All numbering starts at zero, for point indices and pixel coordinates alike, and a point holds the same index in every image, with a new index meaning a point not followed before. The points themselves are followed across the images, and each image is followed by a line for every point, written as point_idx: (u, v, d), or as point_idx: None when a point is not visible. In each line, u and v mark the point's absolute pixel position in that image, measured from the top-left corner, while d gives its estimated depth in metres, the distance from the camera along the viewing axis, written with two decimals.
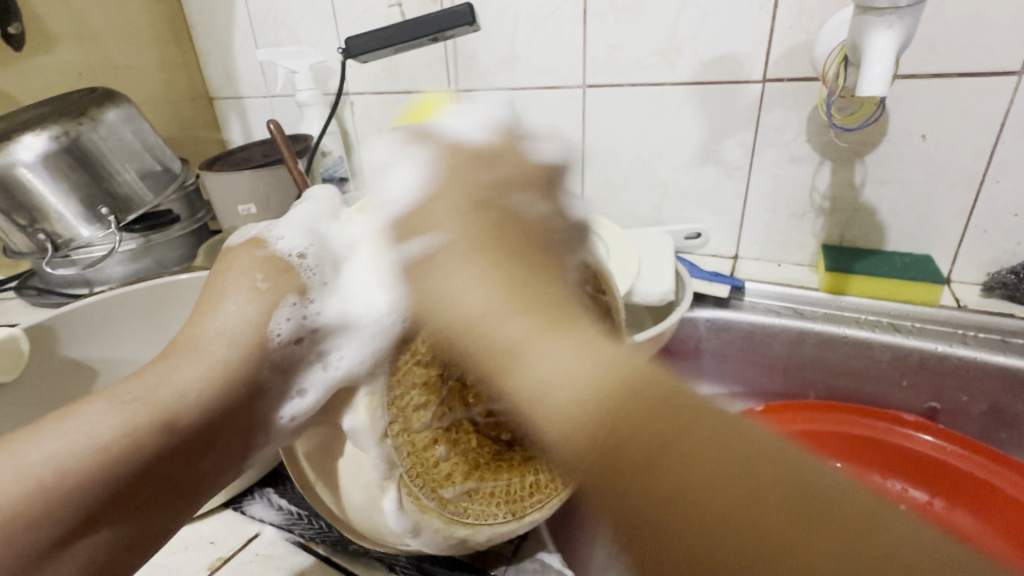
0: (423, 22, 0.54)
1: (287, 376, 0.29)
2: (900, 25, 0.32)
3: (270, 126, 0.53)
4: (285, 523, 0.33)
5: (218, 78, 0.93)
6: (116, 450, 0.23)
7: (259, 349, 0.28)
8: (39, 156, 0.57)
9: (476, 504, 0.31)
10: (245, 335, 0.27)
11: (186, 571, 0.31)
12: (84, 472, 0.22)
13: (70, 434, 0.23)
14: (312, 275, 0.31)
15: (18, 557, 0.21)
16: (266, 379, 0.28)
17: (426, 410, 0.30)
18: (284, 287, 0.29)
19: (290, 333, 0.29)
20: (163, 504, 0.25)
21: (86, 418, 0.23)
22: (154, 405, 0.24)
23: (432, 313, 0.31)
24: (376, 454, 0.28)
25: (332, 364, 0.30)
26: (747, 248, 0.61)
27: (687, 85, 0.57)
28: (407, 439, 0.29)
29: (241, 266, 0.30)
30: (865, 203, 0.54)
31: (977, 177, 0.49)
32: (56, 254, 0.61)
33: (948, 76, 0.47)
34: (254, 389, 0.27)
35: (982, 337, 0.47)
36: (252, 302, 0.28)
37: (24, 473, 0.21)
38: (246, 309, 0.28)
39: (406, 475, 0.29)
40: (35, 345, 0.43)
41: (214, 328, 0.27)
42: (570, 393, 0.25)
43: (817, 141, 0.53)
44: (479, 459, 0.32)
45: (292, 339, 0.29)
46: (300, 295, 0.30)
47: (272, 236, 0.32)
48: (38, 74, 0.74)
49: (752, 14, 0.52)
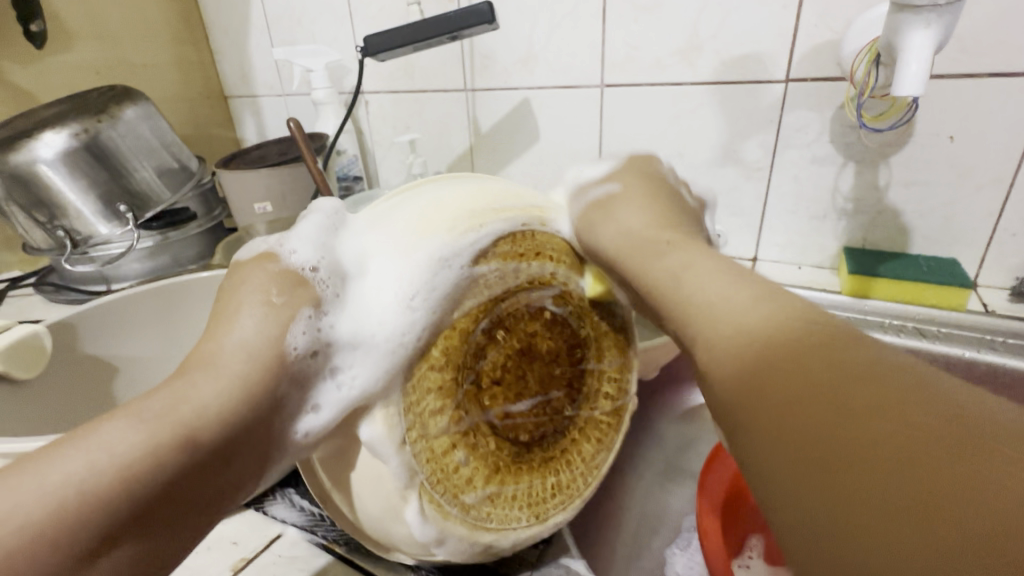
0: (442, 21, 0.54)
1: (305, 391, 0.28)
2: (939, 22, 0.31)
3: (289, 124, 0.53)
4: (307, 524, 0.33)
5: (233, 77, 0.93)
6: (137, 470, 0.21)
7: (278, 364, 0.26)
8: (59, 154, 0.57)
9: (498, 508, 0.31)
10: (263, 349, 0.26)
11: (209, 571, 0.30)
12: (104, 495, 0.21)
13: (85, 457, 0.21)
14: (326, 286, 0.29)
15: None
16: (285, 394, 0.27)
17: (442, 415, 0.29)
18: (299, 299, 0.28)
19: (306, 347, 0.27)
20: (183, 526, 0.23)
21: (103, 435, 0.22)
22: (175, 421, 0.23)
23: (448, 315, 0.29)
24: (396, 463, 0.28)
25: (345, 383, 0.28)
26: (767, 250, 0.61)
27: (707, 84, 0.56)
28: (425, 446, 0.29)
29: (256, 280, 0.28)
30: (889, 205, 0.53)
31: (1006, 180, 0.48)
32: (75, 251, 0.62)
33: (978, 76, 0.46)
34: (274, 406, 0.26)
35: (1011, 343, 0.46)
36: (268, 316, 0.27)
37: (42, 495, 0.20)
38: (265, 323, 0.27)
39: (426, 482, 0.29)
40: (56, 342, 0.43)
41: (233, 340, 0.26)
42: (738, 332, 0.22)
43: (841, 142, 0.53)
44: (499, 462, 0.31)
45: (309, 355, 0.27)
46: (314, 307, 0.28)
47: (284, 249, 0.30)
48: (57, 72, 0.75)
49: (775, 12, 0.51)
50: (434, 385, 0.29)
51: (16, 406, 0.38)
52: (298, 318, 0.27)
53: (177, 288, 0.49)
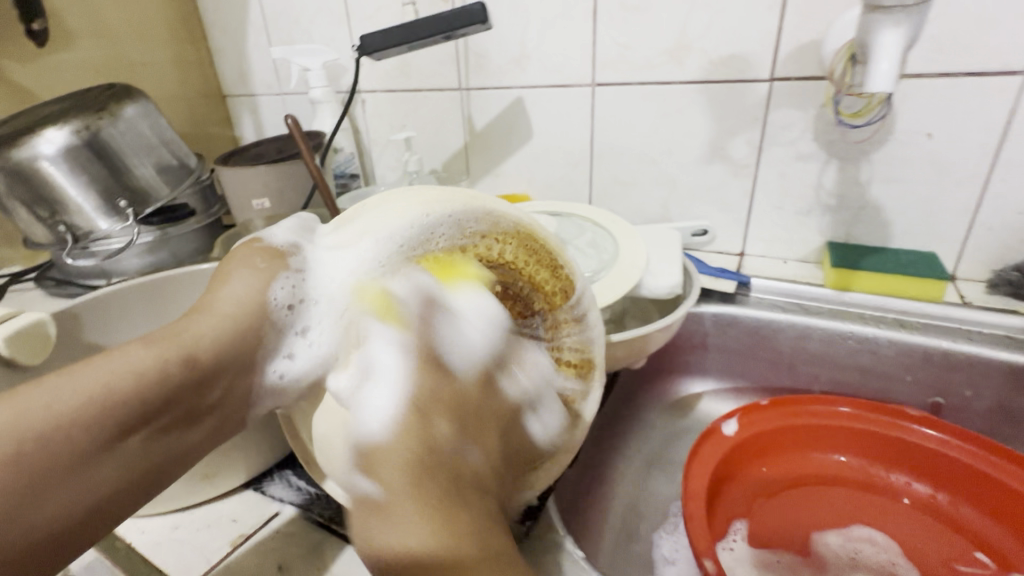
0: (436, 20, 0.55)
1: (280, 337, 0.29)
2: (908, 22, 0.33)
3: (287, 121, 0.54)
4: (303, 503, 0.34)
5: (231, 76, 0.94)
6: (147, 380, 0.23)
7: (263, 310, 0.28)
8: (60, 150, 0.58)
9: (470, 464, 0.32)
10: (252, 299, 0.27)
11: (209, 547, 0.32)
12: (115, 400, 0.22)
13: (98, 375, 0.23)
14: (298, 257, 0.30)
15: (43, 468, 0.21)
16: (264, 334, 0.28)
17: (409, 375, 0.31)
18: (277, 265, 0.29)
19: (285, 300, 0.28)
20: (180, 444, 0.25)
21: (115, 354, 0.23)
22: (177, 344, 0.25)
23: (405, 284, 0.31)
24: (366, 415, 0.29)
25: (301, 350, 0.29)
26: (753, 245, 0.62)
27: (695, 83, 0.58)
28: (394, 399, 0.30)
29: (241, 254, 0.29)
30: (871, 201, 0.55)
31: (983, 175, 0.50)
32: (75, 246, 0.63)
33: (954, 76, 0.47)
34: (256, 347, 0.27)
35: (986, 333, 0.48)
36: (256, 274, 0.28)
37: (57, 399, 0.21)
38: (253, 282, 0.28)
39: (393, 432, 0.30)
40: (60, 330, 0.44)
41: (226, 292, 0.27)
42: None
43: (824, 139, 0.54)
44: (467, 421, 0.32)
45: (287, 307, 0.28)
46: (292, 270, 0.29)
47: (265, 233, 0.32)
48: (57, 70, 0.76)
49: (760, 13, 0.53)
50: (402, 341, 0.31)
51: (20, 391, 0.39)
52: (277, 279, 0.28)
53: (177, 280, 0.50)
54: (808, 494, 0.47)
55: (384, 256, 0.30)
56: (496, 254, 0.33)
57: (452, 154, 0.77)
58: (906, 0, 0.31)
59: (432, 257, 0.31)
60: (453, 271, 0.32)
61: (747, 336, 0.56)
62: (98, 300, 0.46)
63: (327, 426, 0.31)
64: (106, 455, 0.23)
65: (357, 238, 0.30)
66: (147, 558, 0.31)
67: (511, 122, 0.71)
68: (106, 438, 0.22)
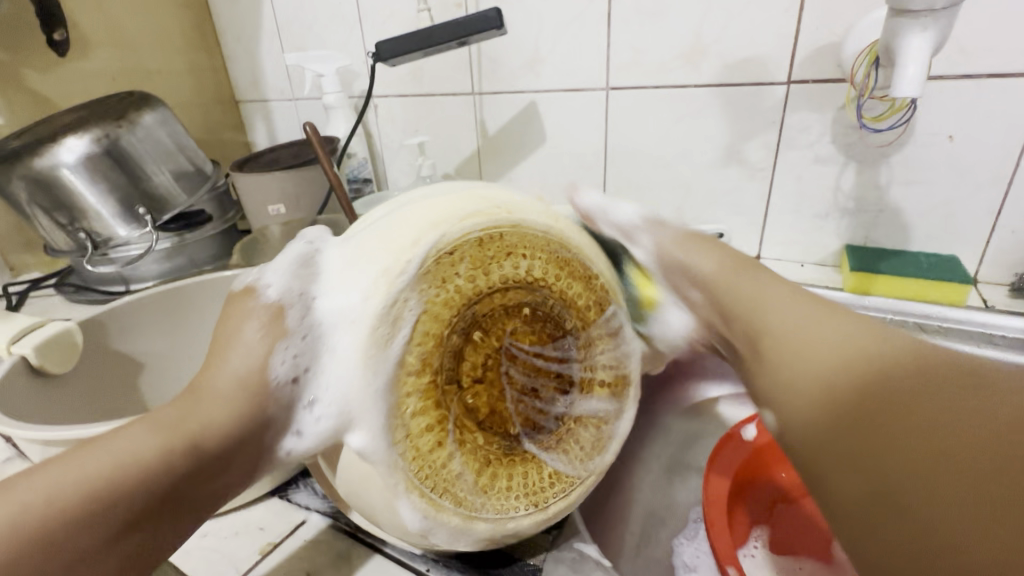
0: (451, 26, 0.55)
1: (289, 414, 0.29)
2: (935, 26, 0.32)
3: (305, 128, 0.54)
4: (329, 511, 0.34)
5: (244, 82, 0.95)
6: (151, 471, 0.26)
7: (264, 387, 0.29)
8: (80, 158, 0.59)
9: (492, 499, 0.30)
10: (253, 375, 0.29)
11: (238, 555, 0.32)
12: (124, 486, 0.26)
13: (109, 461, 0.26)
14: (297, 308, 0.30)
15: (71, 547, 0.25)
16: (272, 416, 0.29)
17: (424, 417, 0.28)
18: (276, 332, 0.29)
19: (286, 373, 0.29)
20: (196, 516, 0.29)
21: (126, 440, 0.27)
22: (183, 433, 0.28)
23: (418, 319, 0.28)
24: (383, 463, 0.28)
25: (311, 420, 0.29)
26: (770, 248, 0.62)
27: (710, 87, 0.58)
28: (409, 444, 0.28)
29: (242, 315, 0.31)
30: (890, 203, 0.54)
31: (1005, 177, 0.49)
32: (95, 252, 0.64)
33: (976, 78, 0.47)
34: (261, 426, 0.29)
35: (1010, 337, 0.47)
36: (260, 343, 0.29)
37: (68, 487, 0.25)
38: (254, 357, 0.29)
39: (413, 476, 0.28)
40: (88, 338, 0.45)
41: (227, 371, 0.29)
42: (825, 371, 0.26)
43: (842, 142, 0.54)
44: (489, 456, 0.30)
45: (291, 378, 0.29)
46: (287, 338, 0.29)
47: (260, 283, 0.31)
48: (75, 78, 0.77)
49: (777, 16, 0.52)
50: (415, 387, 0.28)
51: (51, 399, 0.40)
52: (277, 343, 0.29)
53: (197, 287, 0.50)
54: None
55: (392, 282, 0.27)
56: (524, 271, 0.30)
57: (465, 158, 0.77)
58: (934, 5, 0.31)
59: (447, 282, 0.28)
60: (471, 298, 0.29)
61: None
62: (122, 308, 0.47)
63: (347, 469, 0.29)
64: (124, 538, 0.26)
65: (358, 275, 0.28)
66: (177, 566, 0.31)
67: (524, 126, 0.71)
68: (121, 520, 0.26)
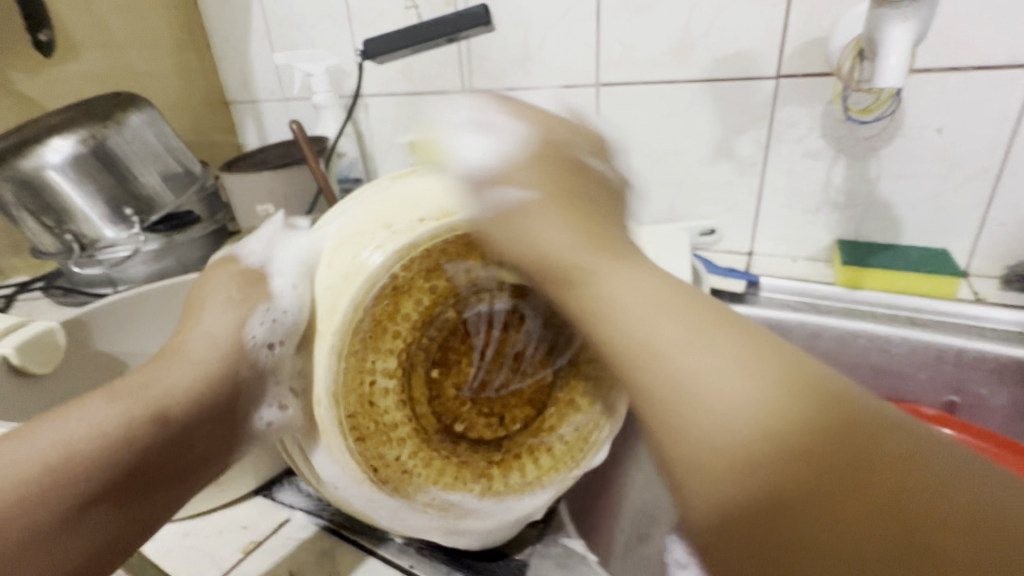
0: (439, 24, 0.55)
1: (260, 394, 0.32)
2: (916, 17, 0.32)
3: (291, 126, 0.54)
4: (314, 508, 0.34)
5: (235, 83, 0.94)
6: (113, 434, 0.28)
7: (237, 351, 0.32)
8: (66, 159, 0.58)
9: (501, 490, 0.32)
10: (224, 341, 0.32)
11: (220, 553, 0.31)
12: (88, 453, 0.27)
13: (74, 426, 0.27)
14: (273, 284, 0.32)
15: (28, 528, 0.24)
16: (244, 379, 0.32)
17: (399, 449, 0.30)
18: (254, 295, 0.33)
19: (263, 336, 0.32)
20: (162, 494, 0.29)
21: (86, 411, 0.28)
22: (147, 400, 0.29)
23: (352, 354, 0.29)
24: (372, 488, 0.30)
25: (273, 409, 0.32)
26: (761, 244, 0.62)
27: (699, 82, 0.58)
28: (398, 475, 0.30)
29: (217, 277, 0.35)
30: (880, 197, 0.54)
31: (994, 170, 0.49)
32: (82, 254, 0.63)
33: (964, 70, 0.47)
34: (233, 394, 0.32)
35: (998, 330, 0.47)
36: (230, 314, 0.33)
37: (35, 456, 0.26)
38: (231, 334, 0.32)
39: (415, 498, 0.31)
40: (69, 338, 0.44)
41: (197, 339, 0.32)
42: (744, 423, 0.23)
43: (831, 136, 0.54)
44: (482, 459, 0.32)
45: (265, 345, 0.32)
46: (267, 301, 0.32)
47: (243, 253, 0.36)
48: (62, 80, 0.76)
49: (765, 11, 0.52)
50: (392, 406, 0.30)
51: (30, 400, 0.39)
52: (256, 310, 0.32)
53: (182, 286, 0.50)
54: None
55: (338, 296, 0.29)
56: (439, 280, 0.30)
57: None
58: None
59: (380, 307, 0.29)
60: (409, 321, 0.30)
61: None
62: (104, 308, 0.47)
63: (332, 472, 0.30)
64: (81, 521, 0.26)
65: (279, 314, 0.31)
66: (158, 566, 0.31)
67: None
68: (79, 495, 0.26)
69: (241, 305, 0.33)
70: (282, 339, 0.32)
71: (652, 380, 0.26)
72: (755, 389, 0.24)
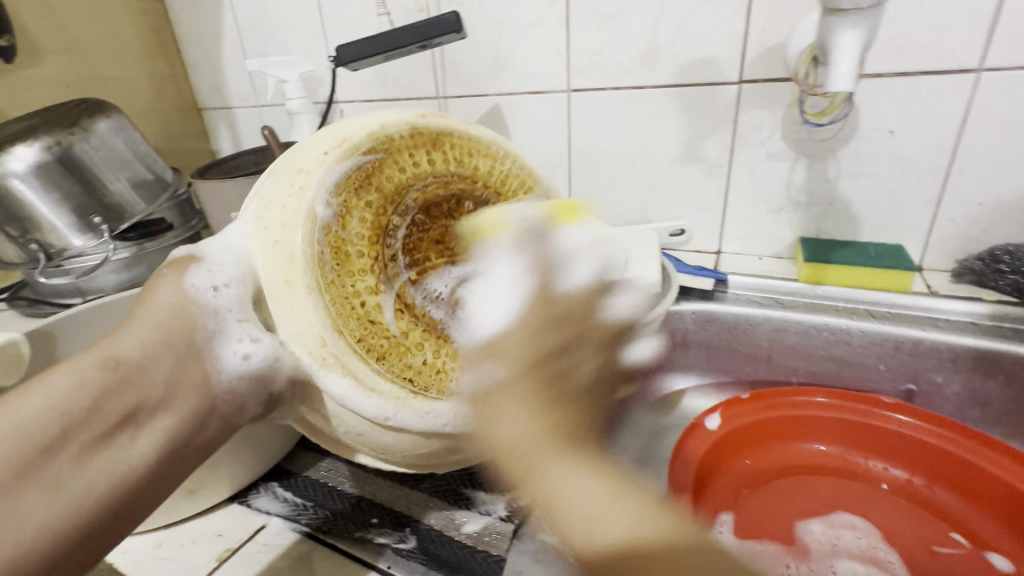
0: (411, 30, 0.56)
1: (224, 335, 0.30)
2: (863, 25, 0.34)
3: (263, 132, 0.54)
4: (290, 514, 0.33)
5: (207, 89, 0.94)
6: (66, 394, 0.25)
7: (185, 300, 0.29)
8: (31, 166, 0.57)
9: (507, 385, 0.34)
10: (173, 297, 0.29)
11: (194, 562, 0.31)
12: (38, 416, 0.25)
13: (27, 393, 0.25)
14: (211, 267, 0.30)
15: None
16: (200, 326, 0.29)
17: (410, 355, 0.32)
18: (188, 261, 0.31)
19: (207, 280, 0.30)
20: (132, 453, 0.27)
21: (41, 380, 0.26)
22: (97, 356, 0.27)
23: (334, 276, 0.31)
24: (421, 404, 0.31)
25: (236, 346, 0.29)
26: (729, 243, 0.64)
27: (667, 87, 0.59)
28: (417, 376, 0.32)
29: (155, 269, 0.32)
30: (839, 196, 0.56)
31: (943, 169, 0.52)
32: (48, 264, 0.62)
33: (912, 75, 0.49)
34: (189, 344, 0.29)
35: (951, 319, 0.50)
36: (172, 277, 0.30)
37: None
38: (172, 287, 0.30)
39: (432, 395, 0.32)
40: (36, 349, 0.43)
41: (152, 301, 0.29)
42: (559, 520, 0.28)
43: (792, 139, 0.56)
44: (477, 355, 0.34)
45: (210, 288, 0.30)
46: (200, 260, 0.30)
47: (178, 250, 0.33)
48: (26, 87, 0.74)
49: (727, 18, 0.54)
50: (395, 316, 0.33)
51: None
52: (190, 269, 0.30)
53: (154, 294, 0.49)
54: (791, 484, 0.48)
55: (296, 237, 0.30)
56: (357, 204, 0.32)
57: None
58: (860, 4, 0.33)
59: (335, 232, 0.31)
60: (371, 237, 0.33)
61: (726, 332, 0.57)
62: (72, 317, 0.46)
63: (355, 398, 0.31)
64: (37, 478, 0.24)
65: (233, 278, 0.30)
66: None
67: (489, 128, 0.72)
68: (37, 454, 0.24)
69: (173, 270, 0.30)
70: (227, 281, 0.30)
71: (540, 420, 0.31)
72: (609, 504, 0.28)
